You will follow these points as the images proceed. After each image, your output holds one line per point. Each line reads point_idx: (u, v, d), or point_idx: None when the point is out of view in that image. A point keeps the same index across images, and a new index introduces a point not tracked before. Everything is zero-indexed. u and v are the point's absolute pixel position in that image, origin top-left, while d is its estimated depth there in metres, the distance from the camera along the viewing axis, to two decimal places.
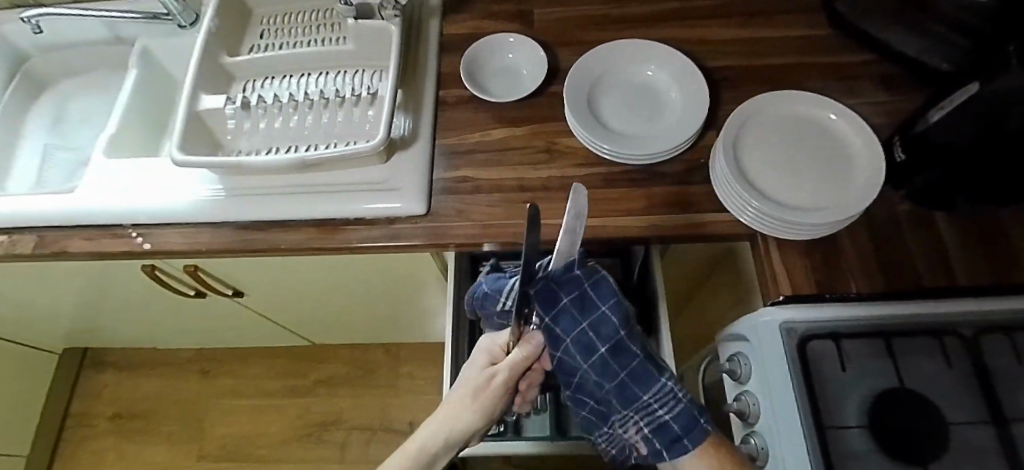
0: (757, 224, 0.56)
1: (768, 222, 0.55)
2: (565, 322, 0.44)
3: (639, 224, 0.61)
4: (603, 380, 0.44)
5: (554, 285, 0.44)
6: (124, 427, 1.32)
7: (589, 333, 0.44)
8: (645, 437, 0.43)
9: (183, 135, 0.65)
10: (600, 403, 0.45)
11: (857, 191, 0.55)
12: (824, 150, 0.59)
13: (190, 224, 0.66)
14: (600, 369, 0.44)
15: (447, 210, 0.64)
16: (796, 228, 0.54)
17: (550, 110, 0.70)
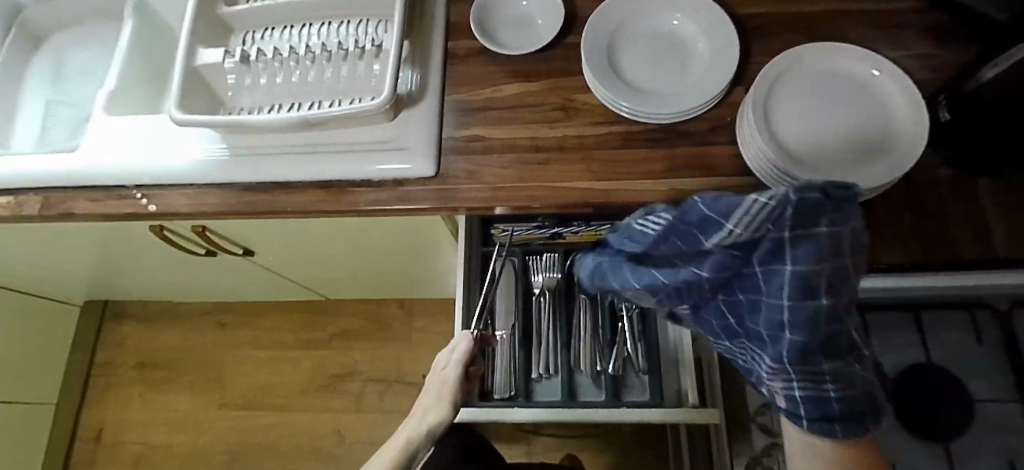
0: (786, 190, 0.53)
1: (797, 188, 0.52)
2: (802, 250, 0.28)
3: (658, 188, 0.58)
4: (786, 331, 0.31)
5: (810, 206, 0.27)
6: (148, 376, 1.37)
7: (798, 271, 0.28)
8: (789, 396, 0.34)
9: (181, 93, 0.62)
10: (757, 335, 0.35)
11: (897, 154, 0.51)
12: (863, 109, 0.54)
13: (195, 186, 0.64)
14: (794, 318, 0.30)
15: (457, 171, 0.61)
16: None
17: (566, 64, 0.66)
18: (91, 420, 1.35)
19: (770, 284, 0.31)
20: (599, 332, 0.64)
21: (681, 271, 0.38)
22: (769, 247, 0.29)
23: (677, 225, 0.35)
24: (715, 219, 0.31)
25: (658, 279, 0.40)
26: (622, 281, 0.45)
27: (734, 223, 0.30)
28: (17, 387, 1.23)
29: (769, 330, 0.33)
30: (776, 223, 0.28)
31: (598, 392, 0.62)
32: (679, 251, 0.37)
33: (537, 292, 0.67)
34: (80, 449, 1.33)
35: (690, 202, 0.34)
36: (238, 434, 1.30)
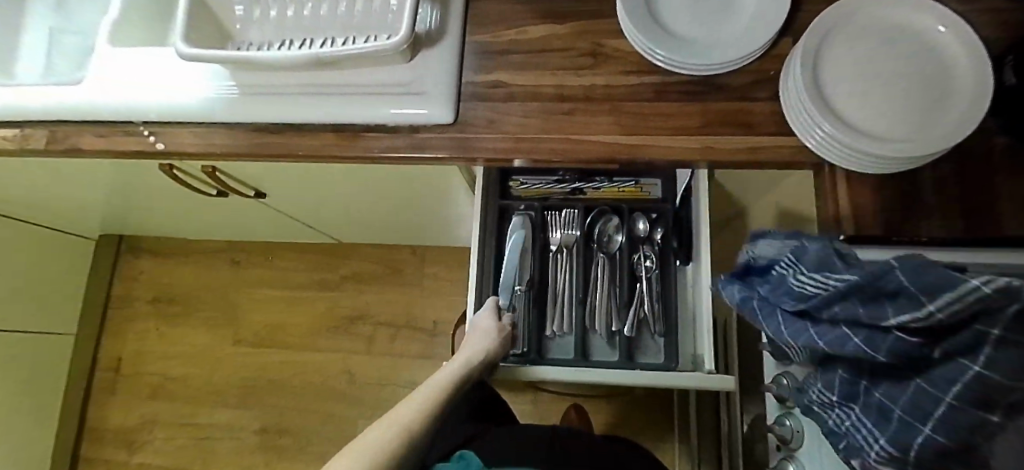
0: (827, 152, 0.50)
1: (839, 151, 0.49)
2: (1006, 356, 0.25)
3: (690, 145, 0.55)
4: (928, 423, 0.29)
5: None
6: (164, 310, 1.41)
7: (988, 376, 0.25)
8: None
9: (187, 27, 0.57)
10: (880, 417, 0.32)
11: (955, 119, 0.47)
12: (925, 65, 0.49)
13: (204, 125, 0.62)
14: (951, 421, 0.27)
15: (476, 119, 0.58)
16: (871, 159, 0.48)
17: (598, 4, 0.60)
18: (111, 349, 1.40)
19: (938, 375, 0.28)
20: (617, 290, 0.63)
21: (846, 338, 0.31)
22: (965, 337, 0.26)
23: (861, 283, 0.29)
24: (913, 296, 0.26)
25: (819, 337, 0.33)
26: (775, 327, 0.38)
27: (937, 306, 0.25)
28: (38, 316, 1.27)
29: (909, 417, 0.30)
30: (988, 317, 0.25)
31: (611, 352, 0.64)
32: (852, 317, 0.30)
33: (553, 249, 0.66)
34: (103, 376, 1.39)
35: (887, 263, 0.27)
36: (253, 368, 1.35)
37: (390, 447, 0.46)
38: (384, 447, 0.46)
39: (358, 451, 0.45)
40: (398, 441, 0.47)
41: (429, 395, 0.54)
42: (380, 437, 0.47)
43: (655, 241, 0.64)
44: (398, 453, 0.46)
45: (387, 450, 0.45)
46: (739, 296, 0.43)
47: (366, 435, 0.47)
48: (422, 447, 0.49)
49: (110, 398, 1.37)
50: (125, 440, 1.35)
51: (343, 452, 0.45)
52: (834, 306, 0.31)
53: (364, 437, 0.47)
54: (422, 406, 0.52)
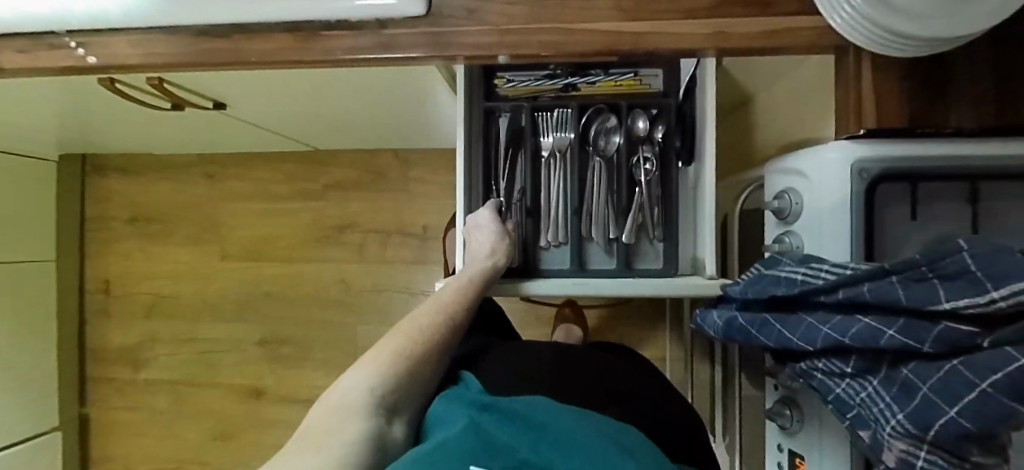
0: (851, 27, 0.45)
1: (863, 25, 0.43)
2: None
3: (700, 31, 0.48)
4: (955, 407, 0.28)
5: None
6: (144, 229, 1.38)
7: None
8: (902, 458, 0.32)
9: None
10: (904, 395, 0.31)
11: None
12: None
13: (138, 31, 0.53)
14: (982, 410, 0.27)
15: (452, 9, 0.50)
16: (896, 36, 0.42)
17: None
18: (98, 271, 1.40)
19: (977, 361, 0.28)
20: (614, 196, 0.61)
21: (880, 332, 0.32)
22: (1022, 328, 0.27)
23: (916, 266, 0.32)
24: (979, 281, 0.29)
25: (842, 334, 0.34)
26: (778, 336, 0.39)
27: (1001, 294, 0.27)
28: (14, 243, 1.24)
29: (937, 396, 0.29)
30: None
31: (608, 260, 0.63)
32: (888, 298, 0.32)
33: (546, 155, 0.61)
34: (95, 299, 1.40)
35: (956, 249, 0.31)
36: (248, 283, 1.35)
37: (416, 344, 0.50)
38: (412, 344, 0.50)
39: (390, 347, 0.50)
40: (424, 338, 0.51)
41: (450, 294, 0.56)
42: (407, 334, 0.51)
43: (655, 142, 0.61)
44: (427, 348, 0.50)
45: (414, 345, 0.50)
46: (725, 318, 0.44)
47: (394, 332, 0.52)
48: (451, 340, 0.53)
49: (109, 318, 1.40)
50: (129, 359, 1.40)
51: (375, 349, 0.51)
52: (860, 289, 0.34)
53: (393, 334, 0.52)
54: (444, 305, 0.55)
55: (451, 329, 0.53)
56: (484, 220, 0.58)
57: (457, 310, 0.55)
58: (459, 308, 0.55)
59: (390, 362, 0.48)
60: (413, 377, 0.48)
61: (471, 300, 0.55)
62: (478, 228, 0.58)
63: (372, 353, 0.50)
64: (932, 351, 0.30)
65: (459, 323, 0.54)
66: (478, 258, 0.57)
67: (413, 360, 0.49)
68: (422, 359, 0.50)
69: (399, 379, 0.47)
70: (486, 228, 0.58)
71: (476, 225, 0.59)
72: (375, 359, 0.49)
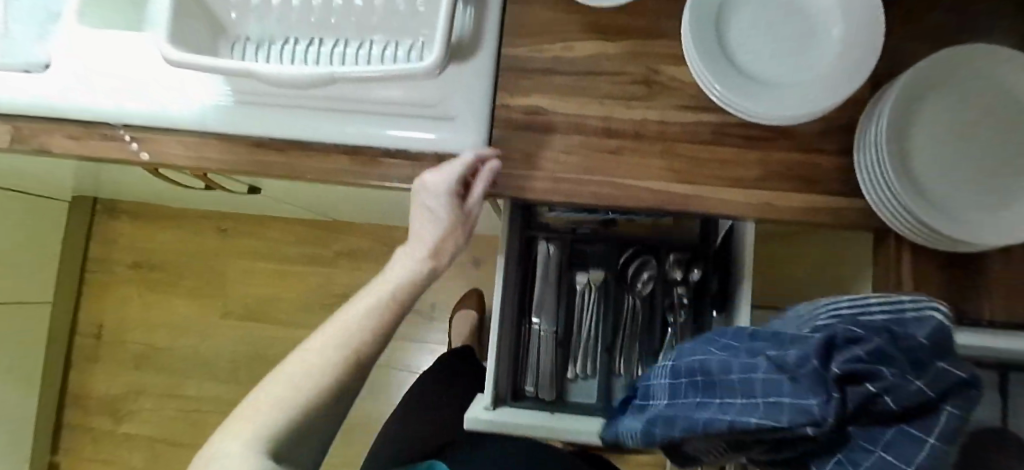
0: (884, 207, 0.48)
1: (895, 208, 0.46)
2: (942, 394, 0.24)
3: (747, 200, 0.50)
4: None
5: (918, 348, 0.25)
6: (146, 277, 1.34)
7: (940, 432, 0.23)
8: None
9: (171, 23, 0.47)
10: None
11: (1001, 228, 0.45)
12: (1004, 161, 0.46)
13: (194, 134, 0.54)
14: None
15: (509, 152, 0.51)
16: (919, 229, 0.46)
17: (656, 22, 0.51)
18: (91, 315, 1.34)
19: (898, 446, 0.24)
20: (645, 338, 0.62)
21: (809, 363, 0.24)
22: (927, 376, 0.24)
23: (908, 337, 0.25)
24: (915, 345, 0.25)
25: (778, 396, 0.25)
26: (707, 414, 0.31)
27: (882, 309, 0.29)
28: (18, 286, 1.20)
29: None
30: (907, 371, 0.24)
31: None
32: (875, 349, 0.24)
33: (581, 289, 0.63)
34: (83, 343, 1.34)
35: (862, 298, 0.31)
36: (244, 344, 1.30)
37: (318, 390, 0.42)
38: (319, 373, 0.42)
39: (287, 382, 0.42)
40: (325, 377, 0.42)
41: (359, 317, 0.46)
42: (302, 374, 0.42)
43: (689, 280, 0.61)
44: (335, 394, 0.43)
45: (318, 376, 0.42)
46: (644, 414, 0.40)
47: (297, 364, 0.43)
48: (363, 366, 0.45)
49: (91, 365, 1.33)
50: (109, 410, 1.32)
51: (270, 386, 0.42)
52: (849, 349, 0.24)
53: (281, 380, 0.42)
54: (350, 335, 0.45)
55: (363, 356, 0.45)
56: (440, 194, 0.48)
57: (366, 339, 0.45)
58: (368, 337, 0.45)
59: (299, 384, 0.42)
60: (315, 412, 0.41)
61: (387, 325, 0.47)
62: (429, 195, 0.49)
63: (257, 407, 0.41)
64: (835, 375, 0.24)
65: (366, 349, 0.45)
66: (411, 255, 0.50)
67: (316, 399, 0.42)
68: (328, 404, 0.42)
69: (299, 412, 0.41)
70: (444, 211, 0.49)
71: (433, 188, 0.48)
72: (290, 382, 0.42)
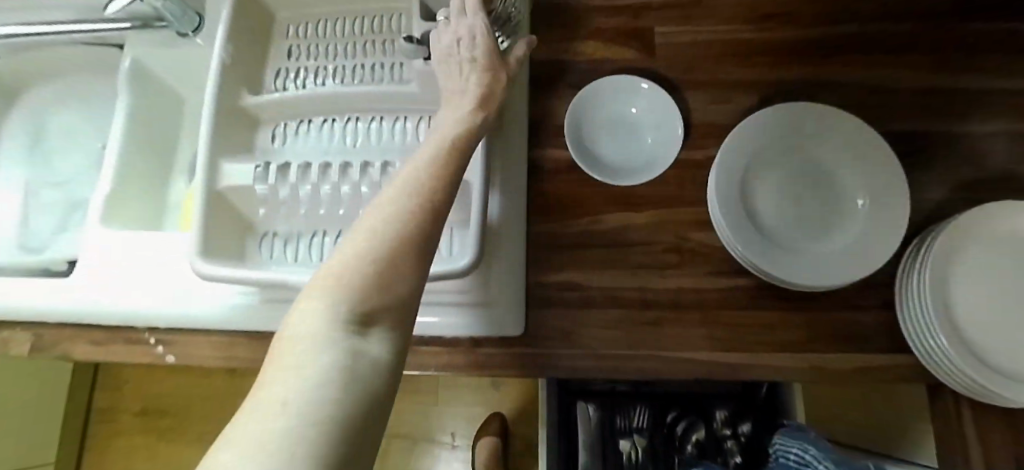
0: (932, 361, 0.46)
1: (945, 364, 0.45)
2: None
3: (795, 363, 0.49)
4: None
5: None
6: (151, 425, 1.24)
7: None
8: None
9: (202, 237, 0.48)
10: None
11: None
12: None
13: (222, 332, 0.53)
14: None
15: (547, 330, 0.50)
16: (975, 387, 0.44)
17: (678, 191, 0.53)
18: None
19: None
20: None
21: None
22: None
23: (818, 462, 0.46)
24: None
25: None
26: None
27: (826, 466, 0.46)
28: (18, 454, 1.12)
29: None
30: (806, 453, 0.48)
31: None
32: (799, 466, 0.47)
33: (628, 453, 0.63)
34: None
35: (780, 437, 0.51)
36: None
37: (391, 243, 0.29)
38: (394, 225, 0.29)
39: (361, 238, 0.29)
40: (402, 227, 0.29)
41: (416, 176, 0.33)
42: (380, 225, 0.29)
43: (738, 434, 0.61)
44: (415, 256, 0.29)
45: (394, 228, 0.29)
46: None
47: (364, 223, 0.30)
48: (439, 219, 0.31)
49: None
50: None
51: (344, 248, 0.29)
52: None
53: (356, 237, 0.29)
54: (415, 185, 0.32)
55: (438, 209, 0.31)
56: (478, 32, 0.44)
57: (432, 188, 0.32)
58: (434, 186, 0.32)
59: (375, 238, 0.29)
60: (398, 292, 0.28)
61: (449, 182, 0.33)
62: (461, 44, 0.44)
63: (331, 279, 0.28)
64: None
65: (440, 205, 0.32)
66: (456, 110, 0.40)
67: (395, 256, 0.29)
68: (409, 264, 0.29)
69: (376, 288, 0.28)
70: (481, 47, 0.43)
71: (467, 37, 0.43)
72: (363, 235, 0.29)
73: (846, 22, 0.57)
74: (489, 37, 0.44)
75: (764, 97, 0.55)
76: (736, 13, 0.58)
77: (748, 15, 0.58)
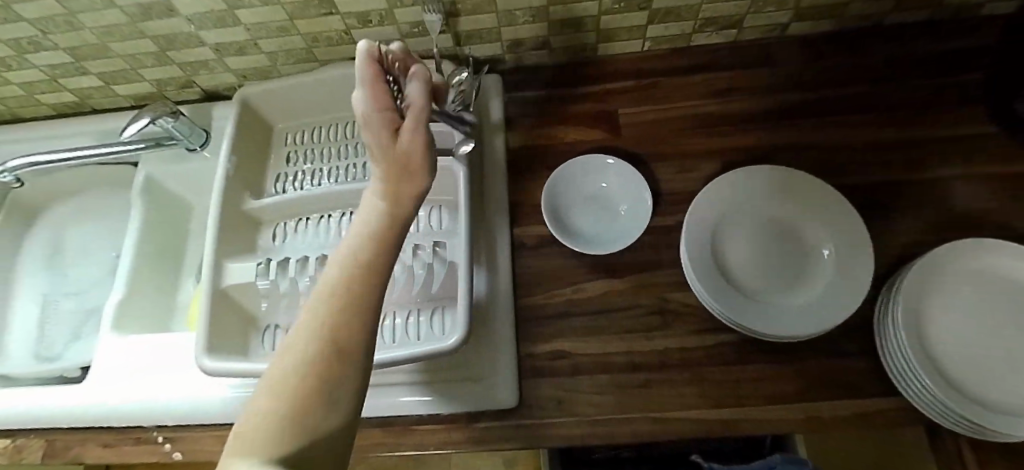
0: (910, 392, 0.48)
1: (921, 394, 0.46)
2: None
3: (787, 415, 0.49)
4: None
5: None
6: None
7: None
8: None
9: (208, 332, 0.51)
10: None
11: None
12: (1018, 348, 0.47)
13: (227, 425, 0.55)
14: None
15: (542, 399, 0.52)
16: (950, 416, 0.45)
17: (654, 254, 0.56)
18: None
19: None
20: None
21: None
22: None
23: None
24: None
25: None
26: None
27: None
28: None
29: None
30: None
31: None
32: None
33: None
34: None
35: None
36: None
37: (301, 383, 0.28)
38: (300, 364, 0.28)
39: (267, 392, 0.28)
40: (310, 363, 0.28)
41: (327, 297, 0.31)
42: (287, 371, 0.28)
43: None
44: (329, 388, 0.28)
45: (301, 369, 0.28)
46: None
47: (274, 371, 0.29)
48: (367, 322, 0.31)
49: None
50: None
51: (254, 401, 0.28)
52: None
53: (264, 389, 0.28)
54: (323, 314, 0.30)
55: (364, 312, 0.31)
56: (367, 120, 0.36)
57: (342, 311, 0.30)
58: (344, 308, 0.30)
59: (280, 387, 0.28)
60: (315, 431, 0.27)
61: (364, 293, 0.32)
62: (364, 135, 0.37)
63: (241, 435, 0.27)
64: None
65: (364, 305, 0.31)
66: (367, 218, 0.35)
67: (304, 396, 0.27)
68: (322, 402, 0.28)
69: (288, 436, 0.26)
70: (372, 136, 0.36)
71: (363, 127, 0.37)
72: (272, 383, 0.28)
73: (786, 92, 0.64)
74: (378, 121, 0.36)
75: (724, 162, 0.61)
76: (688, 92, 0.65)
77: (699, 93, 0.65)
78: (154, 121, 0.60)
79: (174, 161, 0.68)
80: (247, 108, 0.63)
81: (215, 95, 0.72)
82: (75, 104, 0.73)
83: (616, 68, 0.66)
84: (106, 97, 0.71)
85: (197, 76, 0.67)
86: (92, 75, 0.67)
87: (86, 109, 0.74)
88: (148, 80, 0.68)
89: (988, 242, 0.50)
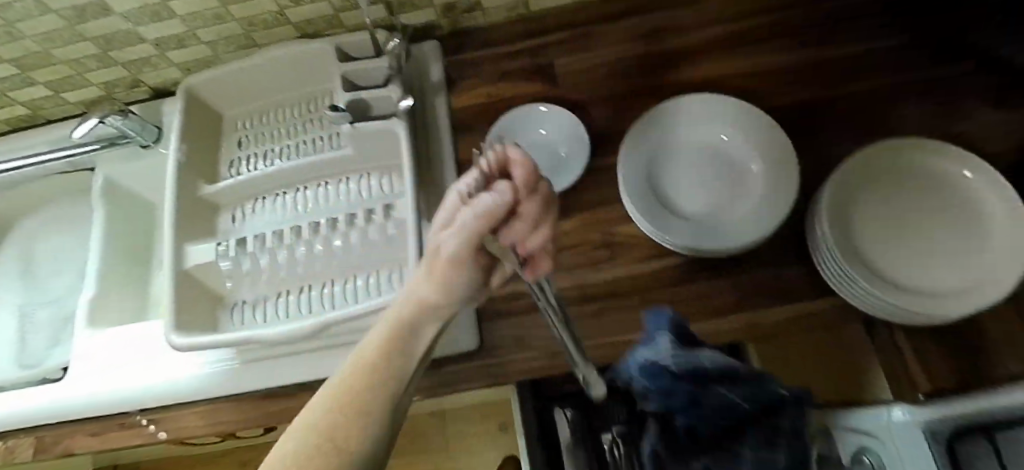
0: (839, 286, 0.50)
1: (848, 285, 0.49)
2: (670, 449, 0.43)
3: (731, 326, 0.52)
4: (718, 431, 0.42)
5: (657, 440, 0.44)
6: None
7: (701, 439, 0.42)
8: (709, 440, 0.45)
9: (175, 311, 0.53)
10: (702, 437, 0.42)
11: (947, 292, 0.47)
12: (937, 235, 0.50)
13: (207, 401, 0.57)
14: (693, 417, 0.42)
15: (502, 340, 0.54)
16: (874, 303, 0.47)
17: (597, 193, 0.58)
18: None
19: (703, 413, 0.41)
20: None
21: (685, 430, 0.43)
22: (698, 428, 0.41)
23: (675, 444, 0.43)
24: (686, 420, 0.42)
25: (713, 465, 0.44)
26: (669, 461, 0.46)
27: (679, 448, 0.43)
28: None
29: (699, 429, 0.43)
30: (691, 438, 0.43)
31: None
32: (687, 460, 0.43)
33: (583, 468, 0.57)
34: None
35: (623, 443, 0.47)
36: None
37: None
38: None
39: None
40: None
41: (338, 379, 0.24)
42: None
43: None
44: None
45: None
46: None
47: None
48: (376, 423, 0.23)
49: None
50: None
51: None
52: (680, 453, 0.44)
53: None
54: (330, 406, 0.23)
55: (370, 418, 0.23)
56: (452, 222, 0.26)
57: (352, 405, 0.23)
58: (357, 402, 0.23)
59: None
60: None
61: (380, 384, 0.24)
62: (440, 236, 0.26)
63: None
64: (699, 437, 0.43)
65: (371, 408, 0.23)
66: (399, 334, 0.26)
67: None
68: None
69: None
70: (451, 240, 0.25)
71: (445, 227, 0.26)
72: None
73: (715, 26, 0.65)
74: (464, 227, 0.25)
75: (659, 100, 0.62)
76: (621, 36, 0.66)
77: (632, 36, 0.66)
78: (102, 120, 0.61)
79: (131, 160, 0.69)
80: (192, 97, 0.64)
81: (164, 92, 0.73)
82: (28, 116, 0.74)
83: (550, 22, 0.68)
84: (56, 106, 0.73)
85: (143, 74, 0.68)
86: (39, 85, 0.68)
87: (40, 121, 0.75)
88: (95, 84, 0.69)
89: (907, 141, 0.52)
